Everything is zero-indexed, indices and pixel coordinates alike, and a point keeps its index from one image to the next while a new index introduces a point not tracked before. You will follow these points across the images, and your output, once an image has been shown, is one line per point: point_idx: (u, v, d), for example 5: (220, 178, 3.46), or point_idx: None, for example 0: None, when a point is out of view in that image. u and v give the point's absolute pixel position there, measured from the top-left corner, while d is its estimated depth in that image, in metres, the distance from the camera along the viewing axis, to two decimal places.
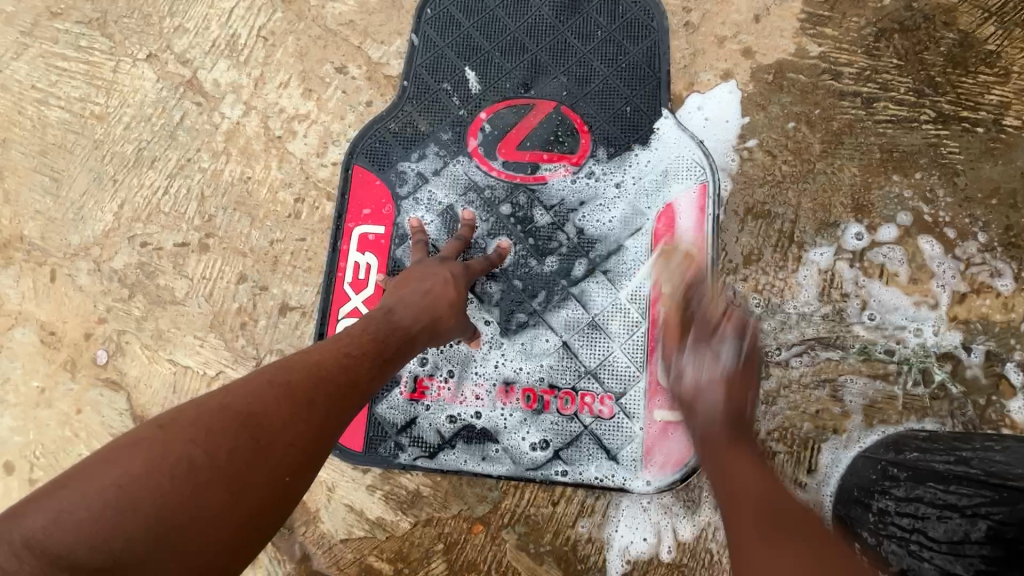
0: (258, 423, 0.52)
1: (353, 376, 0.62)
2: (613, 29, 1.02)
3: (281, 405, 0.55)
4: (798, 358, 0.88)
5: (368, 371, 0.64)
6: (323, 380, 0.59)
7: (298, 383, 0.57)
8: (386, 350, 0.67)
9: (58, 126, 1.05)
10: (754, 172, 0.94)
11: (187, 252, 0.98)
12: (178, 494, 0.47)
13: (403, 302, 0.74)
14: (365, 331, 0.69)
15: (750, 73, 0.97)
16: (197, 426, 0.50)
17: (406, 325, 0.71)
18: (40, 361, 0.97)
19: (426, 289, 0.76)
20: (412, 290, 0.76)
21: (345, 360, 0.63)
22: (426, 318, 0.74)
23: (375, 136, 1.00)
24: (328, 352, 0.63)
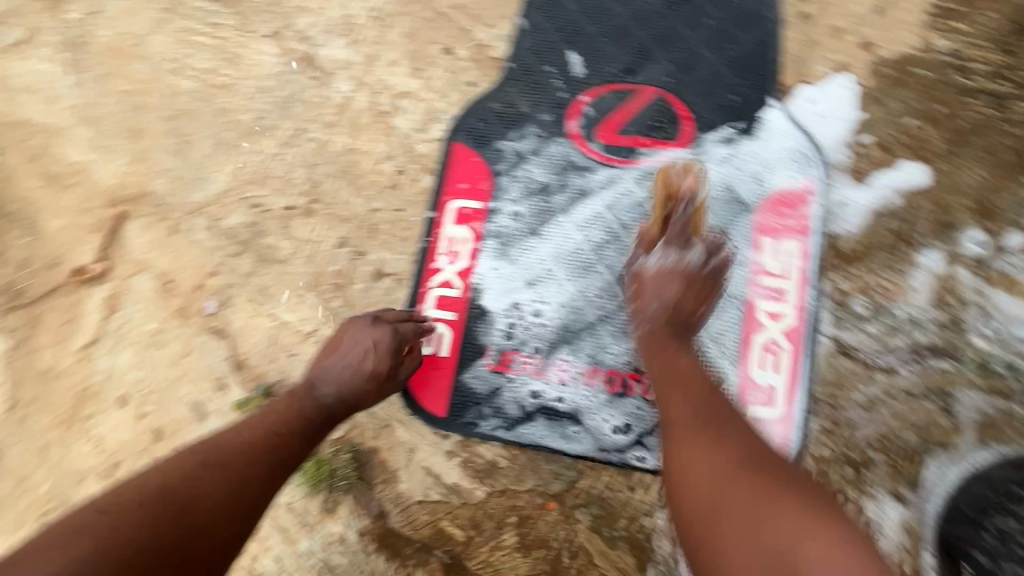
0: (244, 440, 0.70)
1: (327, 405, 0.81)
2: (724, 19, 1.00)
3: (272, 431, 0.73)
4: (905, 365, 0.84)
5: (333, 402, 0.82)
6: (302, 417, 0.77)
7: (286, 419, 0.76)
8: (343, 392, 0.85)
9: (188, 94, 1.14)
10: (867, 168, 0.90)
11: (294, 215, 1.04)
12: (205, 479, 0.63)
13: (333, 379, 0.82)
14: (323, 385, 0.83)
15: (867, 67, 0.94)
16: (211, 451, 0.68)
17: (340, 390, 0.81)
18: (157, 305, 1.06)
19: (347, 360, 0.83)
20: (343, 361, 0.83)
21: (283, 407, 0.78)
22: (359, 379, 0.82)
23: (478, 115, 1.03)
24: (297, 399, 0.80)
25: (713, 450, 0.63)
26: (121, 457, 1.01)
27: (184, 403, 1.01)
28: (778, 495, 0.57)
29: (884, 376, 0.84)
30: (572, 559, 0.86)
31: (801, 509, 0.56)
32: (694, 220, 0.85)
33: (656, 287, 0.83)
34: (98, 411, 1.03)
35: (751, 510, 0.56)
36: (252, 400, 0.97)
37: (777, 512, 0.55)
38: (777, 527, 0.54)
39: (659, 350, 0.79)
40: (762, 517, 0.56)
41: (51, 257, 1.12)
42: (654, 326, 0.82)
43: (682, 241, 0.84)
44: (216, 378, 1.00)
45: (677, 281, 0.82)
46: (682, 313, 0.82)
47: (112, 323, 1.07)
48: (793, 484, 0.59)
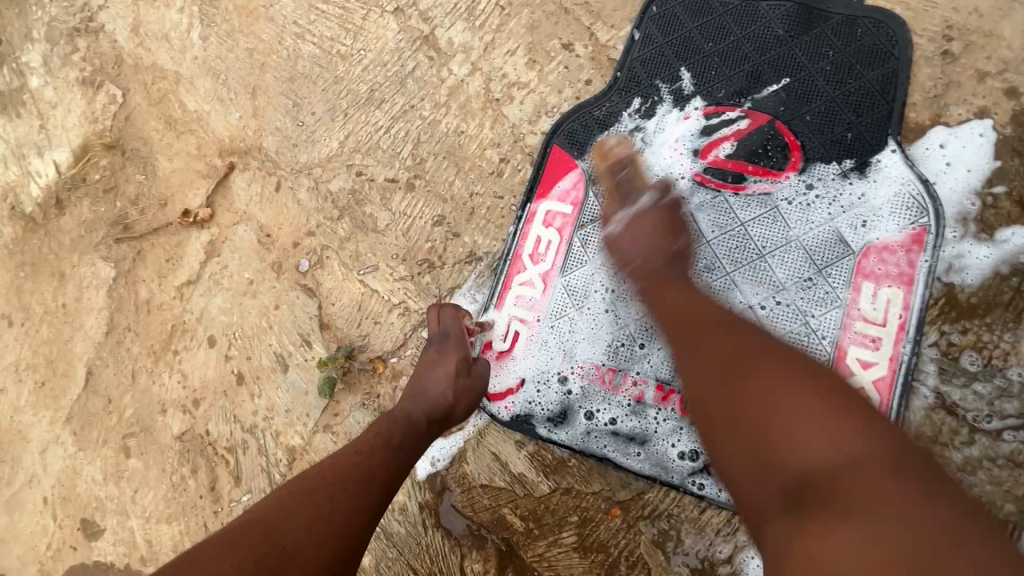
0: (352, 454, 0.72)
1: (369, 462, 0.71)
2: (848, 51, 0.94)
3: (308, 483, 0.67)
4: (1010, 431, 0.80)
5: (380, 457, 0.72)
6: (336, 480, 0.67)
7: (319, 484, 0.67)
8: (395, 443, 0.75)
9: (308, 59, 1.18)
10: (997, 221, 0.85)
11: (395, 188, 1.07)
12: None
13: (422, 390, 0.82)
14: (375, 434, 0.76)
15: (1011, 115, 0.89)
16: (229, 547, 0.60)
17: (419, 416, 0.79)
18: (254, 257, 1.10)
19: (441, 374, 0.84)
20: (432, 375, 0.84)
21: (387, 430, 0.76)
22: (437, 409, 0.81)
23: (579, 121, 1.02)
24: (337, 457, 0.72)
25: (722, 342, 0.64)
26: (202, 395, 1.06)
27: (269, 353, 1.05)
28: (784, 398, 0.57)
29: (985, 440, 0.80)
30: (629, 569, 0.86)
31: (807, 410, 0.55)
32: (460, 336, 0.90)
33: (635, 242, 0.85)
34: (187, 348, 1.09)
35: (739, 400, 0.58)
36: (333, 359, 1.00)
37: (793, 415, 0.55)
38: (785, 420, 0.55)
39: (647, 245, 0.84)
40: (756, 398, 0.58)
41: (162, 197, 1.19)
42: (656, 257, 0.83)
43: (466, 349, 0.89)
44: (302, 334, 1.04)
45: (648, 230, 0.84)
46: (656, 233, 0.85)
47: (209, 267, 1.12)
48: (801, 382, 0.57)
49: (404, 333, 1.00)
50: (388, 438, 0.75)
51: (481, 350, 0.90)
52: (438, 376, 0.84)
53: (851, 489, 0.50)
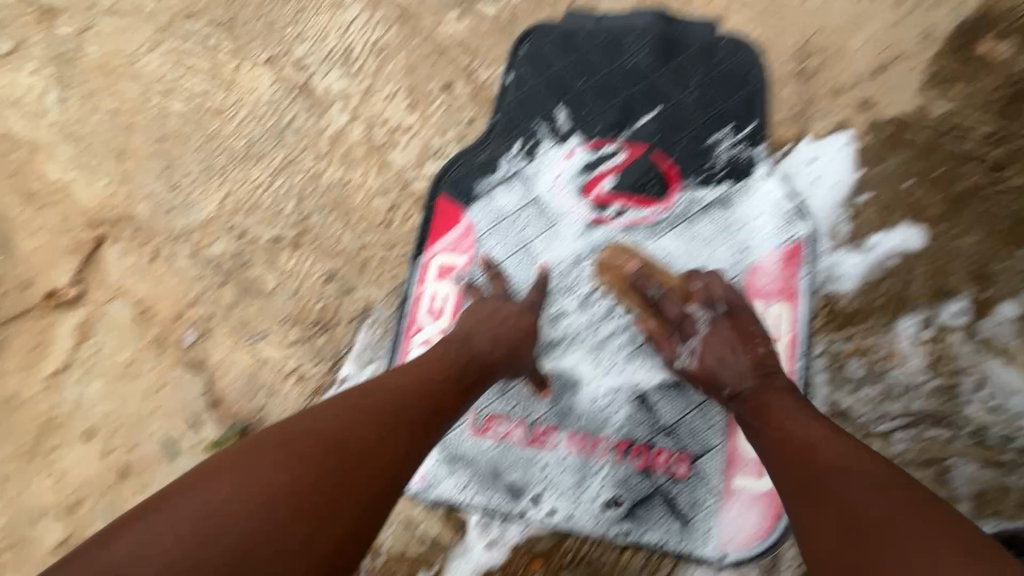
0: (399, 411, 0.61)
1: (439, 397, 0.66)
2: (710, 77, 0.98)
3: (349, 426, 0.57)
4: (899, 432, 0.82)
5: (450, 400, 0.67)
6: (409, 410, 0.62)
7: (394, 410, 0.61)
8: (466, 381, 0.70)
9: (178, 117, 1.12)
10: (866, 228, 0.89)
11: (281, 247, 1.01)
12: (280, 501, 0.50)
13: (487, 325, 0.77)
14: (446, 362, 0.70)
15: (866, 126, 0.94)
16: (292, 452, 0.54)
17: (487, 350, 0.74)
18: (133, 335, 1.01)
19: (504, 315, 0.79)
20: (489, 315, 0.79)
21: (424, 385, 0.66)
22: (505, 344, 0.76)
23: (462, 169, 1.00)
24: (412, 380, 0.66)
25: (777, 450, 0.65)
26: (83, 496, 0.96)
27: (155, 440, 0.96)
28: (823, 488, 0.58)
29: (875, 443, 0.83)
30: None
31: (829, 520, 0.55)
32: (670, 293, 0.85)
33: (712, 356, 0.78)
34: (62, 445, 0.98)
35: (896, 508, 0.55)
36: (226, 441, 0.93)
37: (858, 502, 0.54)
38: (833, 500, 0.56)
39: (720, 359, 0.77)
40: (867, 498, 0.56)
41: (24, 278, 1.08)
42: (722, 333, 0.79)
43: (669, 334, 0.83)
44: (191, 415, 0.96)
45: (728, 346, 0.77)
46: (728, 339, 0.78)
47: (82, 351, 1.02)
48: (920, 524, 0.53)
49: (301, 402, 0.94)
50: (463, 375, 0.70)
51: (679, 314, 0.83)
52: (502, 314, 0.79)
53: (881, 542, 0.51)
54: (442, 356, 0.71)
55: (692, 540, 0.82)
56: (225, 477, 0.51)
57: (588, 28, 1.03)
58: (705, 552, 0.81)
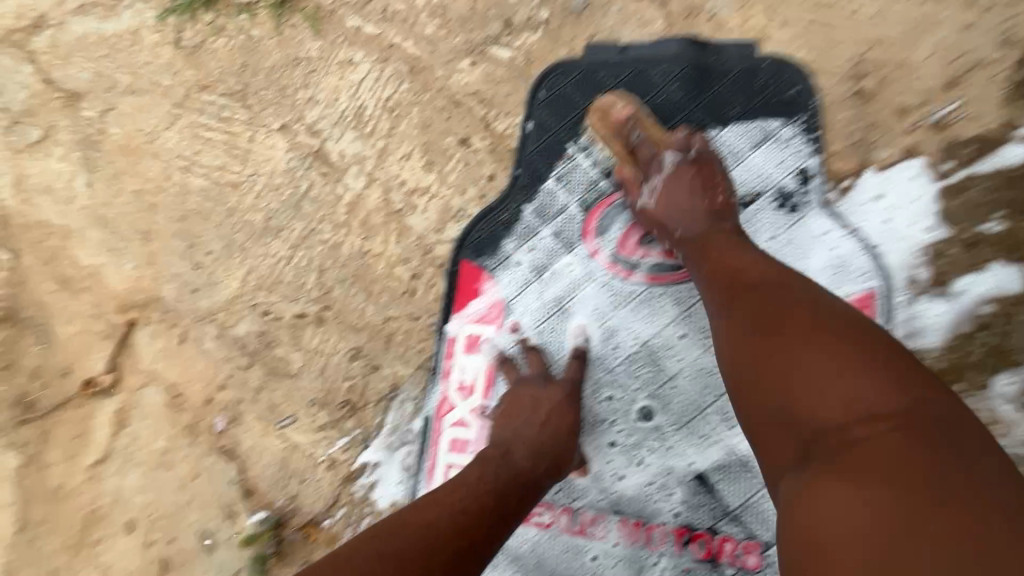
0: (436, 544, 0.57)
1: (473, 532, 0.60)
2: (752, 106, 0.87)
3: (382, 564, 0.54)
4: None
5: (486, 535, 0.61)
6: (443, 548, 0.57)
7: (426, 546, 0.57)
8: (503, 507, 0.64)
9: (198, 193, 1.10)
10: (950, 271, 0.77)
11: (304, 324, 0.97)
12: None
13: (523, 440, 0.71)
14: (480, 488, 0.65)
15: (941, 150, 0.81)
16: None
17: (527, 471, 0.68)
18: (166, 422, 1.00)
19: (542, 420, 0.73)
20: (526, 421, 0.73)
21: (463, 515, 0.61)
22: (545, 459, 0.70)
23: (485, 228, 0.93)
24: (444, 513, 0.61)
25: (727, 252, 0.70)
26: None
27: (193, 532, 0.94)
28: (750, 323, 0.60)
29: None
30: None
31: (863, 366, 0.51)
32: (651, 138, 0.82)
33: (675, 200, 0.78)
34: (105, 537, 0.98)
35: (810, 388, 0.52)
36: (258, 537, 0.91)
37: (813, 386, 0.52)
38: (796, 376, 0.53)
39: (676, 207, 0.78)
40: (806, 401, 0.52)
41: (63, 366, 1.09)
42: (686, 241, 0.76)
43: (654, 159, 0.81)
44: (226, 506, 0.93)
45: (687, 189, 0.77)
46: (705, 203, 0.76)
47: (120, 440, 1.02)
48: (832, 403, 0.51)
49: (334, 490, 0.90)
50: (498, 502, 0.64)
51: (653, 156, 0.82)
52: (537, 424, 0.73)
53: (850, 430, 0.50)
54: (477, 478, 0.66)
55: None
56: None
57: (610, 62, 0.95)
58: None
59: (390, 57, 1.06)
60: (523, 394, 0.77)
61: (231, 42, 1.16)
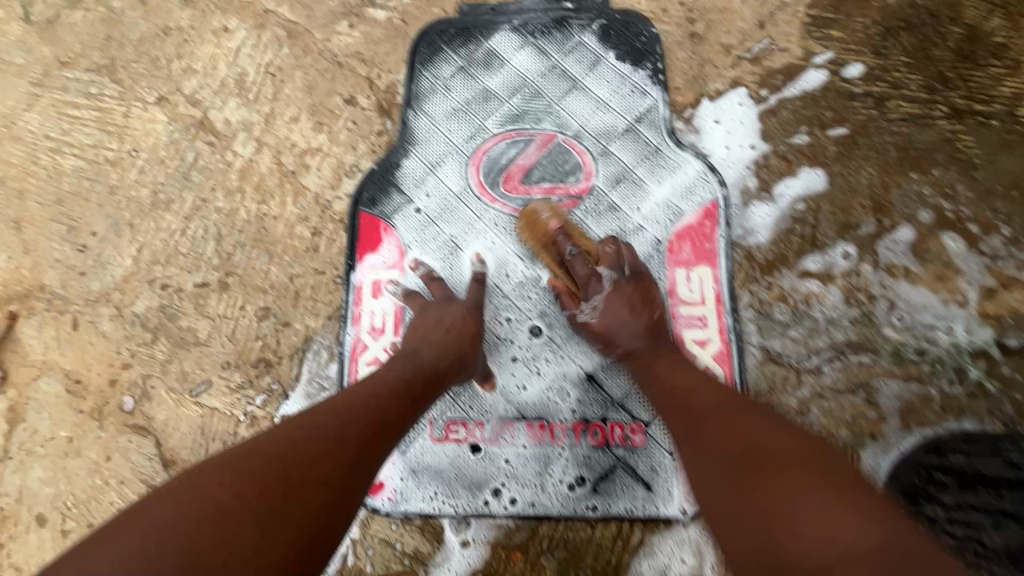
0: (347, 424, 0.64)
1: (381, 408, 0.69)
2: (610, 54, 1.00)
3: (297, 436, 0.61)
4: (829, 364, 0.87)
5: (396, 413, 0.70)
6: (355, 420, 0.65)
7: (338, 422, 0.64)
8: (411, 392, 0.73)
9: (73, 174, 1.05)
10: (772, 178, 0.94)
11: (207, 292, 0.98)
12: (225, 522, 0.52)
13: (431, 342, 0.79)
14: (388, 378, 0.73)
15: (758, 80, 0.97)
16: (228, 473, 0.56)
17: (432, 364, 0.77)
18: (69, 410, 0.97)
19: (448, 326, 0.81)
20: (434, 328, 0.81)
21: (374, 400, 0.69)
22: (451, 354, 0.79)
23: (380, 181, 0.99)
24: (360, 398, 0.68)
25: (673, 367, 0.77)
26: None
27: (112, 513, 0.93)
28: (780, 450, 0.60)
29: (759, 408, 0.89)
30: None
31: (861, 511, 0.52)
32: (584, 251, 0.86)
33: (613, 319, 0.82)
34: (11, 537, 0.93)
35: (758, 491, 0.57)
36: None
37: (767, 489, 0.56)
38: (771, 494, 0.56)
39: (617, 321, 0.82)
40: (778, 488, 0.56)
41: None
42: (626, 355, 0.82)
43: (634, 265, 0.86)
44: (146, 479, 0.93)
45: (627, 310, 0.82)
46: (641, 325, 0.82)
47: (15, 438, 0.97)
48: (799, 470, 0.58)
49: None
50: (409, 385, 0.73)
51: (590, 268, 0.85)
52: (443, 327, 0.81)
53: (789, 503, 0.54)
54: (388, 372, 0.74)
55: (654, 503, 0.85)
56: (166, 505, 0.52)
57: (484, 20, 1.03)
58: (667, 512, 0.85)
59: (267, 22, 1.07)
60: (430, 308, 0.85)
61: (90, 15, 1.11)
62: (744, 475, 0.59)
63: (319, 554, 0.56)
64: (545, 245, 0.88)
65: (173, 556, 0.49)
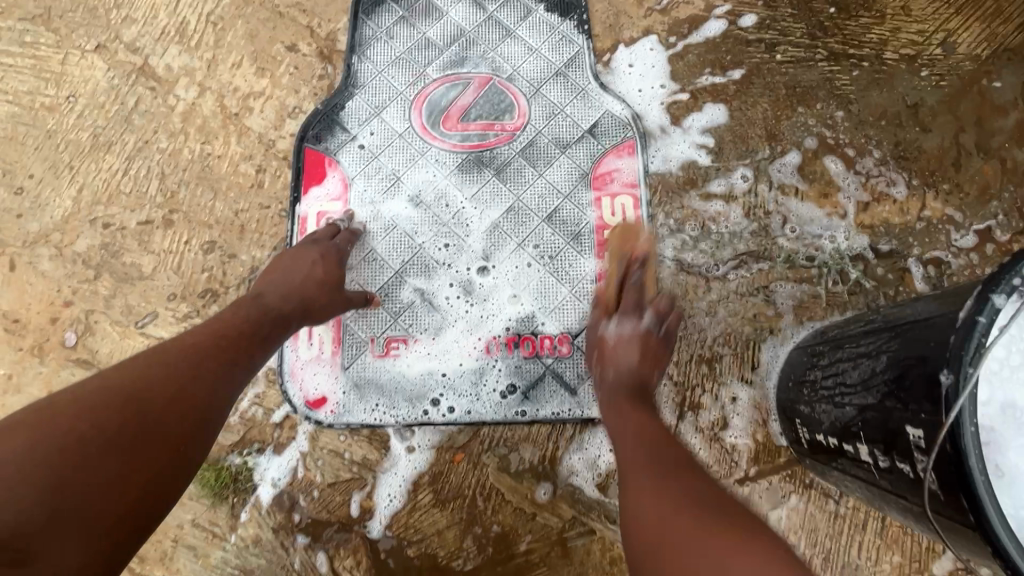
0: (204, 352, 0.64)
1: (238, 345, 0.68)
2: (542, 8, 1.09)
3: (147, 365, 0.59)
4: (733, 272, 0.98)
5: (251, 345, 0.70)
6: (209, 349, 0.65)
7: (190, 352, 0.63)
8: (265, 327, 0.74)
9: (8, 120, 1.05)
10: (681, 113, 1.05)
11: (152, 229, 1.00)
12: (76, 462, 0.50)
13: (282, 285, 0.80)
14: (240, 316, 0.72)
15: (667, 29, 1.09)
16: (70, 410, 0.52)
17: (280, 305, 0.78)
18: (7, 348, 0.96)
19: (300, 270, 0.83)
20: (287, 275, 0.82)
21: (229, 333, 0.69)
22: (300, 297, 0.80)
23: (326, 121, 1.04)
24: (205, 331, 0.67)
25: (631, 411, 0.75)
26: None
27: None
28: (700, 501, 0.58)
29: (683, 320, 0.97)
30: (486, 501, 0.90)
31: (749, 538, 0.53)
32: (648, 289, 0.89)
33: (619, 355, 0.83)
34: None
35: (662, 525, 0.56)
36: None
37: (673, 528, 0.55)
38: (681, 533, 0.54)
39: (624, 354, 0.83)
40: (680, 526, 0.55)
41: None
42: (619, 387, 0.80)
43: (636, 310, 0.87)
44: None
45: (639, 354, 0.83)
46: (640, 376, 0.81)
47: None
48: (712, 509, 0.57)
49: None
50: (263, 322, 0.74)
51: (639, 303, 0.87)
52: (295, 275, 0.83)
53: (681, 536, 0.54)
54: (235, 310, 0.74)
55: (580, 406, 0.93)
56: (8, 444, 0.49)
57: None
58: (592, 413, 0.92)
59: None
60: (285, 255, 0.86)
61: None
62: (662, 503, 0.59)
63: (177, 485, 0.56)
64: (625, 275, 0.90)
65: (22, 496, 0.46)
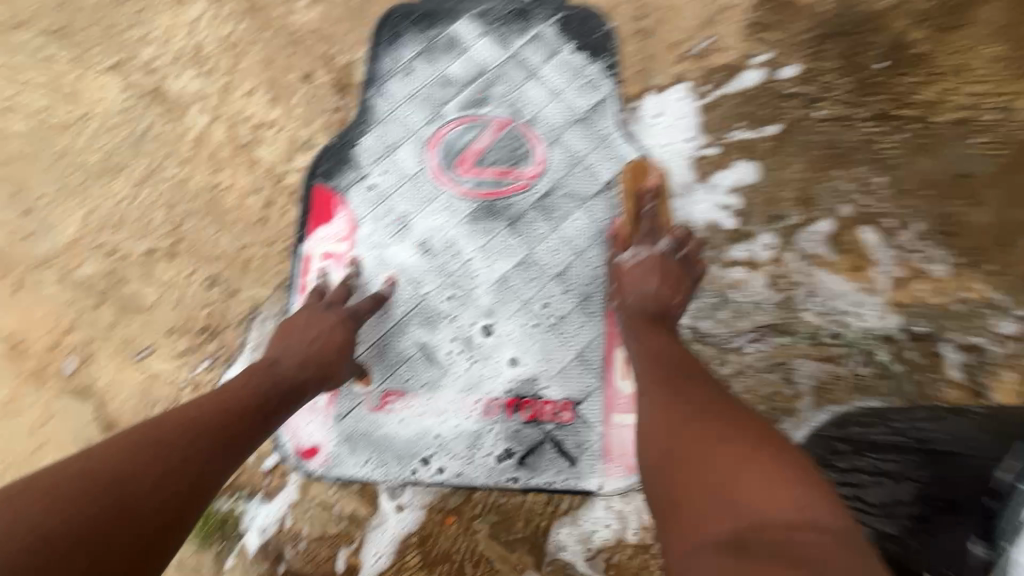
0: (197, 435, 0.61)
1: (233, 428, 0.65)
2: (569, 47, 1.04)
3: (134, 449, 0.56)
4: (751, 344, 0.95)
5: (248, 426, 0.66)
6: (202, 433, 0.61)
7: (182, 431, 0.60)
8: (265, 406, 0.70)
9: (22, 137, 1.05)
10: (708, 170, 0.99)
11: (155, 259, 0.98)
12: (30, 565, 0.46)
13: (292, 352, 0.77)
14: (243, 392, 0.69)
15: (700, 78, 1.02)
16: (53, 494, 0.50)
17: (290, 376, 0.74)
18: (8, 371, 0.96)
19: (313, 336, 0.79)
20: (297, 339, 0.79)
21: (225, 412, 0.65)
22: (313, 366, 0.77)
23: (337, 156, 1.01)
24: (202, 409, 0.64)
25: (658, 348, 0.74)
26: None
27: None
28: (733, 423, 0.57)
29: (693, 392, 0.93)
30: (474, 568, 0.87)
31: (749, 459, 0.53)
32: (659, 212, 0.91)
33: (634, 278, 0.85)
34: None
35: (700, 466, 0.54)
36: None
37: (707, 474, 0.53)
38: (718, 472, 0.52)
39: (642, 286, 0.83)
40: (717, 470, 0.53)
41: None
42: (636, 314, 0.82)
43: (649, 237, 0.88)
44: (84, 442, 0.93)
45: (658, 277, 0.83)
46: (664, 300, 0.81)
47: None
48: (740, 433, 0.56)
49: None
50: (265, 399, 0.70)
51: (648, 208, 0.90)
52: (306, 339, 0.79)
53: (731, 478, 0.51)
54: (242, 381, 0.71)
55: (575, 478, 0.89)
56: None
57: (449, 7, 1.06)
58: (587, 485, 0.88)
59: None
60: (299, 317, 0.83)
61: None
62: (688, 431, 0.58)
63: None
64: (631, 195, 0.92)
65: None
